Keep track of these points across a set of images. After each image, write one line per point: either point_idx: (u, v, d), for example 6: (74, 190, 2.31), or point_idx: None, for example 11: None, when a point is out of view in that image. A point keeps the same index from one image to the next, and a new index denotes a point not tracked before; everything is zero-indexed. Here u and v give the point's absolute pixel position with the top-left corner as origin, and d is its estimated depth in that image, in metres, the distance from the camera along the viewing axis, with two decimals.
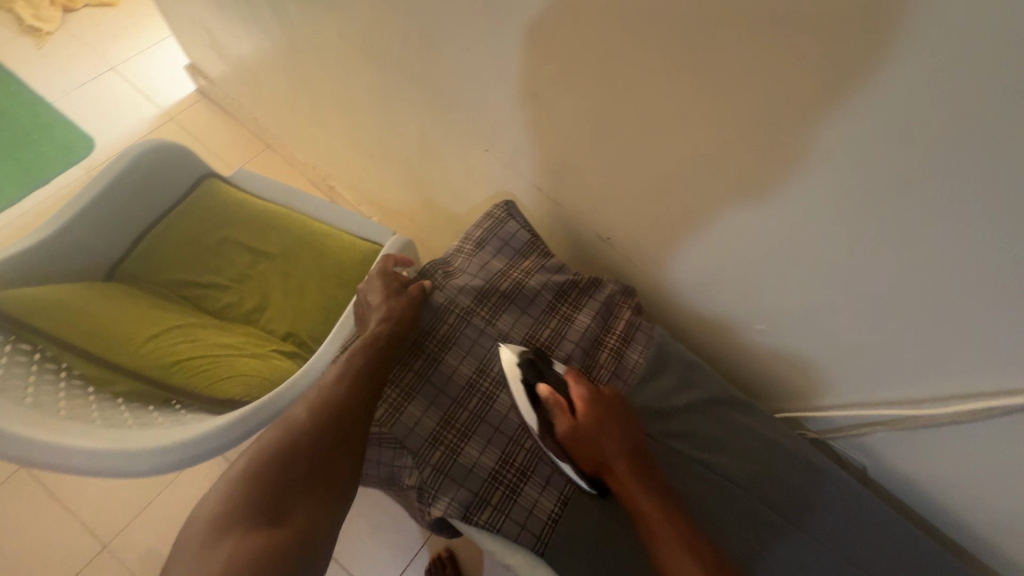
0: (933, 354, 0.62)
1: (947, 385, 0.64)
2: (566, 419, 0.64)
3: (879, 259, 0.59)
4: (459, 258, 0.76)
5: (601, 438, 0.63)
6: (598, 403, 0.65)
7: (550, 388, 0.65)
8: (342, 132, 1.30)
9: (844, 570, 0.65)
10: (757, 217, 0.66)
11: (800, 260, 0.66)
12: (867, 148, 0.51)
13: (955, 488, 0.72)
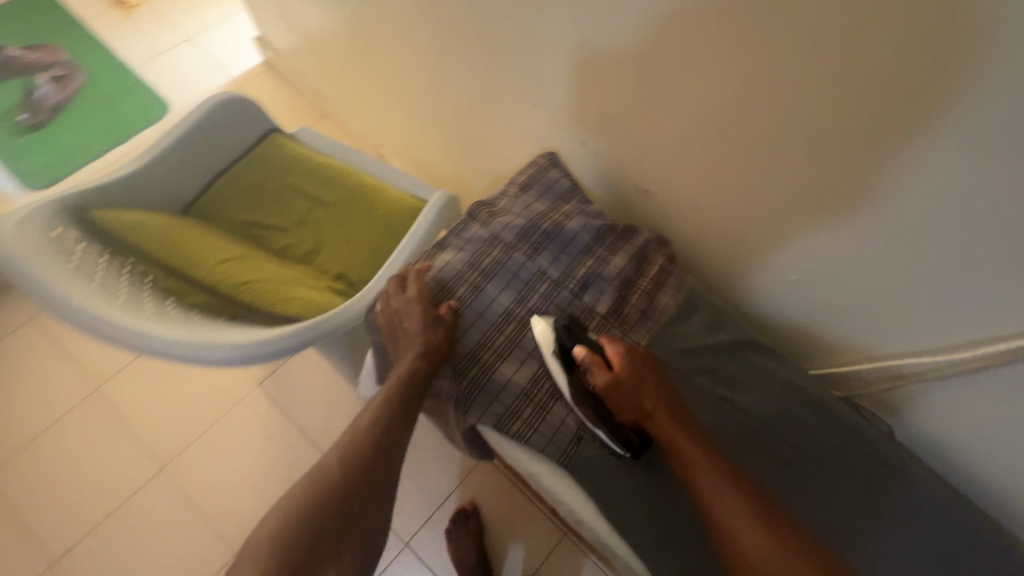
0: (969, 293, 0.65)
1: (975, 331, 0.67)
2: (604, 374, 0.66)
3: (917, 196, 0.62)
4: (504, 200, 0.81)
5: (639, 392, 0.65)
6: (634, 358, 0.67)
7: (585, 349, 0.67)
8: (396, 99, 1.38)
9: (851, 505, 0.69)
10: (798, 159, 0.69)
11: (837, 204, 0.69)
12: (913, 76, 0.55)
13: (983, 434, 0.74)
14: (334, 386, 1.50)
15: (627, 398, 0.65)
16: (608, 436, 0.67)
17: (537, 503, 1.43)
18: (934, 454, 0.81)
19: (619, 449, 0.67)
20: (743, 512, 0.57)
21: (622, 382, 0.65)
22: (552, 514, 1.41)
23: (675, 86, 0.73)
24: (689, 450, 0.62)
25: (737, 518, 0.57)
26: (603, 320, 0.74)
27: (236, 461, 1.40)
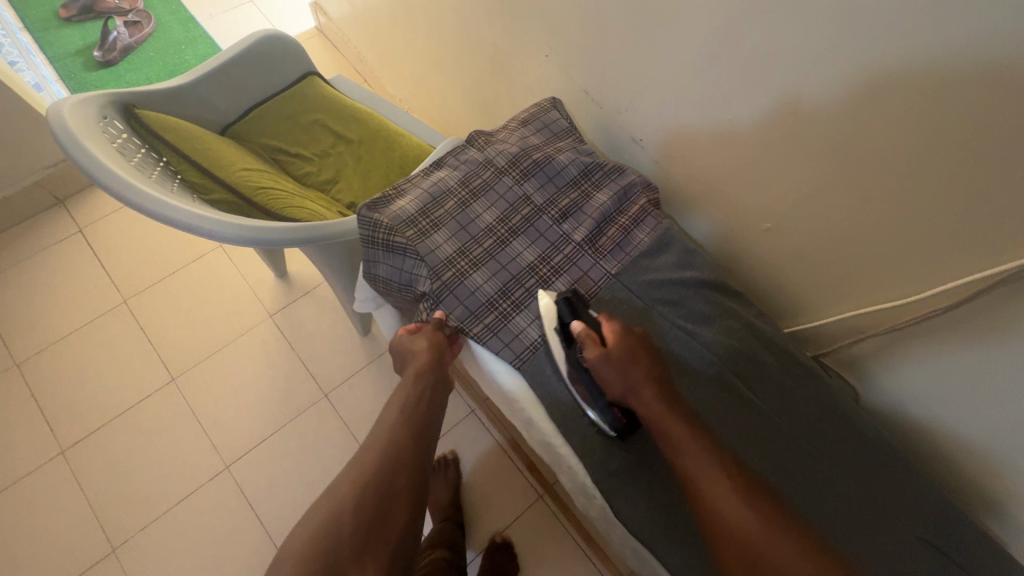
0: (922, 235, 0.66)
1: (939, 276, 0.67)
2: (597, 348, 0.65)
3: (872, 133, 0.64)
4: (504, 132, 0.87)
5: (625, 371, 0.64)
6: (629, 336, 0.67)
7: (582, 325, 0.67)
8: (427, 58, 1.46)
9: (800, 445, 0.70)
10: (771, 99, 0.72)
11: (807, 146, 0.72)
12: (861, 6, 0.58)
13: (942, 393, 0.73)
14: (339, 326, 1.59)
15: (613, 369, 0.64)
16: (598, 414, 0.67)
17: (516, 461, 1.47)
18: (899, 419, 0.80)
19: (607, 429, 0.67)
20: (736, 497, 0.55)
21: (609, 358, 0.64)
22: (530, 474, 1.44)
23: (663, 26, 0.78)
24: (680, 436, 0.59)
25: (726, 504, 0.54)
26: (578, 247, 0.78)
27: (240, 382, 1.49)
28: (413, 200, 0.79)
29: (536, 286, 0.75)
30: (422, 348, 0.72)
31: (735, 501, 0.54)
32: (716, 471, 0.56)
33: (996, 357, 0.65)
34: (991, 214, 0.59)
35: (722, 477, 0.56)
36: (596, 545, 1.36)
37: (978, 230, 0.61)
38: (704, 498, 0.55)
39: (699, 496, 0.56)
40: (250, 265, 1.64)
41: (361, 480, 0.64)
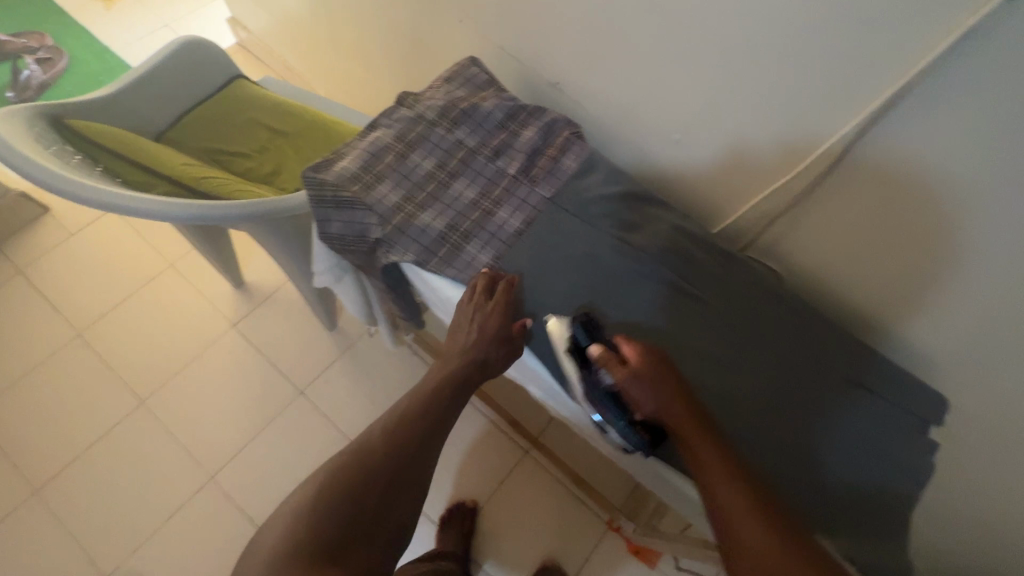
0: (795, 112, 0.76)
1: (817, 145, 0.76)
2: (621, 369, 0.65)
3: (739, 27, 0.74)
4: (431, 90, 0.93)
5: (654, 388, 0.64)
6: (652, 354, 0.66)
7: (601, 348, 0.68)
8: (351, 53, 1.51)
9: (738, 321, 0.78)
10: (654, 16, 0.81)
11: (691, 55, 0.81)
12: None
13: (842, 258, 0.83)
14: (305, 325, 1.60)
15: (642, 391, 0.65)
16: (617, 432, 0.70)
17: (500, 423, 1.51)
18: (818, 290, 0.90)
19: (628, 445, 0.70)
20: (755, 525, 0.54)
21: (635, 377, 0.65)
22: (514, 434, 1.49)
23: None
24: (705, 455, 0.59)
25: (743, 530, 0.54)
26: (513, 178, 0.84)
27: (214, 393, 1.50)
28: (354, 160, 0.84)
29: (482, 219, 0.81)
30: (493, 311, 0.73)
31: (753, 532, 0.53)
32: (740, 495, 0.56)
33: (873, 210, 0.75)
34: (844, 78, 0.69)
35: (743, 502, 0.56)
36: (588, 487, 1.42)
37: (837, 96, 0.70)
38: (727, 523, 0.55)
39: (723, 520, 0.56)
40: (204, 278, 1.64)
41: (346, 486, 0.67)
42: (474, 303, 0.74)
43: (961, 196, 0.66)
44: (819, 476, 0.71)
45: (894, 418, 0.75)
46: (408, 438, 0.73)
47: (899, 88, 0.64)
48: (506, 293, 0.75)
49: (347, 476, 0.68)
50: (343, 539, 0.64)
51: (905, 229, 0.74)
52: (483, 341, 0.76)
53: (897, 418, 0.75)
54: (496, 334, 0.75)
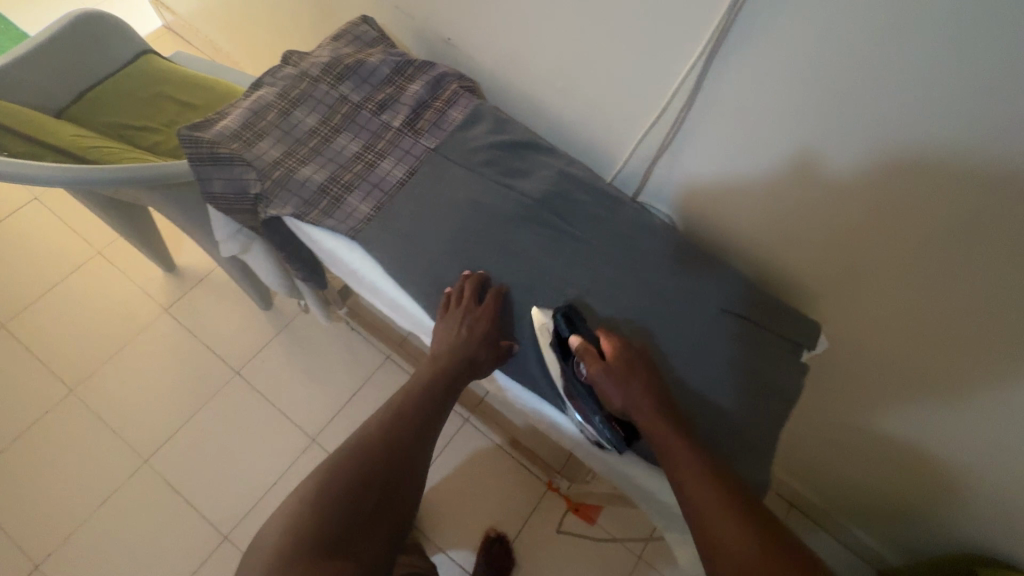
0: (645, 50, 0.75)
1: (671, 82, 0.76)
2: (596, 362, 0.66)
3: None
4: (319, 49, 0.92)
5: (626, 386, 0.64)
6: (628, 351, 0.67)
7: (581, 340, 0.68)
8: (267, 26, 1.47)
9: (619, 260, 0.79)
10: None
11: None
12: None
13: (721, 196, 0.85)
14: (239, 307, 1.58)
15: (616, 386, 0.64)
16: (592, 429, 0.70)
17: (513, 453, 1.47)
18: (709, 231, 0.91)
19: (602, 441, 0.70)
20: (732, 521, 0.53)
21: (609, 375, 0.65)
22: (524, 458, 1.45)
23: None
24: (676, 451, 0.59)
25: (721, 528, 0.53)
26: (398, 131, 0.84)
27: (145, 378, 1.48)
28: (234, 118, 0.83)
29: (364, 171, 0.81)
30: (482, 317, 0.72)
31: (731, 528, 0.53)
32: (716, 492, 0.55)
33: (738, 140, 0.76)
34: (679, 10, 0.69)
35: (714, 498, 0.55)
36: (580, 510, 1.40)
37: (679, 30, 0.70)
38: (706, 521, 0.54)
39: (701, 520, 0.55)
40: (134, 264, 1.61)
41: (342, 487, 0.64)
42: (462, 308, 0.73)
43: (838, 107, 0.64)
44: (700, 404, 0.72)
45: (767, 344, 0.77)
46: (402, 445, 0.69)
47: (730, 11, 0.65)
48: (494, 299, 0.74)
49: (343, 479, 0.65)
50: (337, 541, 0.62)
51: (778, 157, 0.74)
52: (470, 346, 0.72)
53: (773, 344, 0.77)
54: (484, 338, 0.73)
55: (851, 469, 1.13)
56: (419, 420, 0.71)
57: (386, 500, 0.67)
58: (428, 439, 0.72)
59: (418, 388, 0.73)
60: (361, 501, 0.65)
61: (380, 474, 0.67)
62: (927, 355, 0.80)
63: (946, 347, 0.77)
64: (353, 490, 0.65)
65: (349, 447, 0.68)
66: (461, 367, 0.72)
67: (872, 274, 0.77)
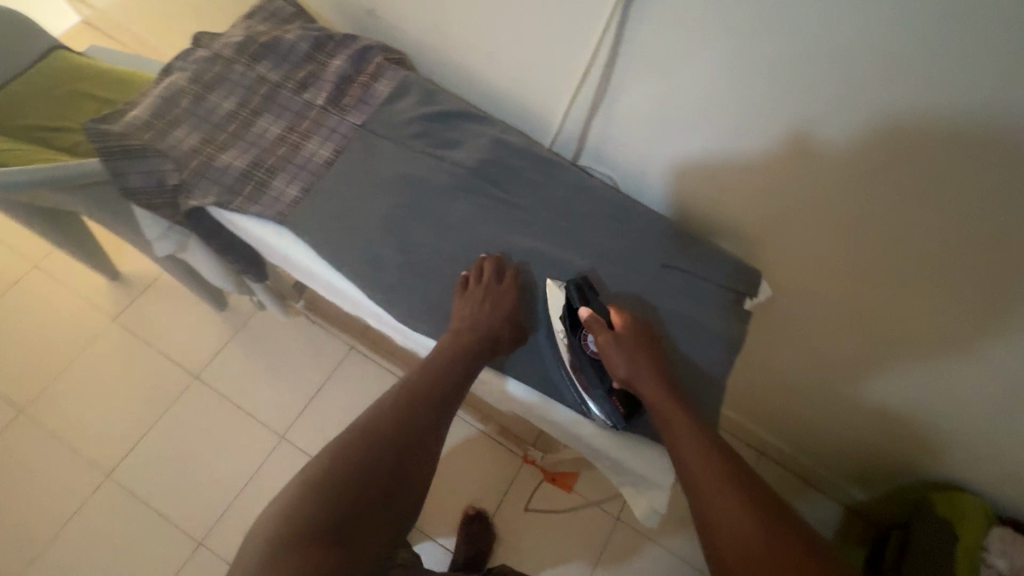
0: (563, 8, 0.74)
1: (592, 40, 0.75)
2: (602, 332, 0.67)
3: None
4: (234, 30, 0.88)
5: (630, 357, 0.66)
6: (636, 327, 0.69)
7: (591, 312, 0.69)
8: (186, 13, 1.39)
9: (558, 225, 0.79)
10: None
11: None
12: None
13: (657, 154, 0.85)
14: (193, 310, 1.53)
15: (622, 357, 0.66)
16: (595, 405, 0.70)
17: (494, 436, 1.46)
18: (650, 189, 0.92)
19: (601, 418, 0.70)
20: (729, 500, 0.52)
21: (613, 345, 0.66)
22: (503, 439, 1.45)
23: None
24: (675, 424, 0.60)
25: (716, 505, 0.52)
26: (322, 109, 0.81)
27: (100, 392, 1.43)
28: (146, 108, 0.80)
29: (288, 153, 0.78)
30: (506, 292, 0.72)
31: (727, 507, 0.52)
32: (712, 468, 0.55)
33: (663, 91, 0.75)
34: None
35: (717, 470, 0.55)
36: (558, 481, 1.41)
37: None
38: (703, 495, 0.54)
39: (697, 493, 0.55)
40: (76, 276, 1.54)
41: (348, 473, 0.56)
42: (486, 282, 0.72)
43: (775, 46, 0.62)
44: None
45: (706, 293, 0.77)
46: (415, 425, 0.62)
47: None
48: (516, 277, 0.74)
49: (349, 465, 0.56)
50: (339, 533, 0.52)
51: (714, 106, 0.73)
52: (492, 319, 0.70)
53: (720, 295, 0.77)
54: (506, 315, 0.71)
55: (810, 411, 1.16)
56: (438, 396, 0.65)
57: (401, 486, 0.58)
58: (443, 419, 0.64)
59: (434, 363, 0.67)
60: (371, 485, 0.56)
61: (388, 454, 0.58)
62: (863, 288, 0.82)
63: (878, 280, 0.79)
64: (363, 471, 0.56)
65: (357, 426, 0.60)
66: (485, 342, 0.69)
67: (804, 213, 0.78)
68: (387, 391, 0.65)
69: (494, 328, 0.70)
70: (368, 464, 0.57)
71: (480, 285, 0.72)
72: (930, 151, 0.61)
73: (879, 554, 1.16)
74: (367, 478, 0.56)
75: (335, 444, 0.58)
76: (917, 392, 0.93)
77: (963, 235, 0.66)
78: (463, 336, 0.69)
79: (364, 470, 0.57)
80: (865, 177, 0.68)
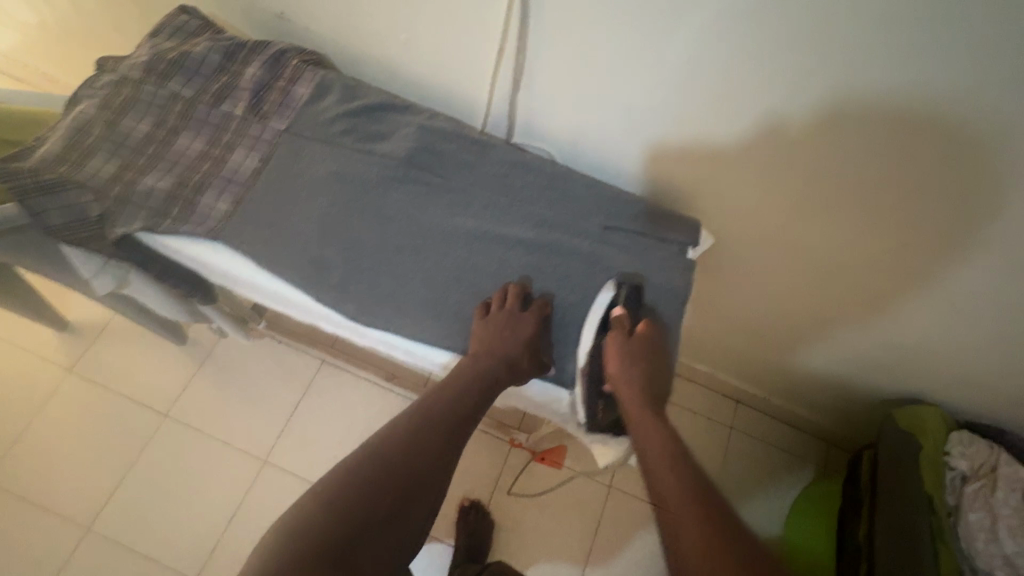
0: None
1: (499, 17, 0.75)
2: (619, 338, 0.70)
3: None
4: (139, 50, 0.85)
5: (629, 368, 0.69)
6: (653, 347, 0.71)
7: (619, 317, 0.72)
8: (93, 42, 1.33)
9: (496, 201, 0.79)
10: None
11: None
12: None
13: (585, 120, 0.86)
14: (153, 349, 1.48)
15: (621, 366, 0.69)
16: (579, 405, 0.74)
17: (485, 429, 1.46)
18: (585, 155, 0.93)
19: (581, 418, 0.74)
20: (694, 524, 0.52)
21: (617, 353, 0.69)
22: (493, 429, 1.45)
23: None
24: (648, 435, 0.63)
25: (679, 527, 0.52)
26: (242, 119, 0.80)
27: (66, 446, 1.38)
28: (55, 141, 0.77)
29: (213, 167, 0.77)
30: (530, 322, 0.71)
31: (688, 530, 0.52)
32: (680, 489, 0.55)
33: (578, 59, 0.76)
34: None
35: (682, 492, 0.55)
36: (549, 460, 1.43)
37: None
38: (667, 514, 0.54)
39: (663, 510, 0.55)
40: (22, 332, 1.48)
41: (356, 495, 0.54)
42: (510, 310, 0.71)
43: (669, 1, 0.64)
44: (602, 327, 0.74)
45: (649, 248, 0.79)
46: (430, 446, 0.61)
47: None
48: (543, 310, 0.73)
49: (355, 486, 0.55)
50: (348, 550, 0.50)
51: (624, 68, 0.75)
52: (512, 347, 0.69)
53: (662, 249, 0.79)
54: (527, 344, 0.70)
55: (771, 352, 1.20)
56: (451, 424, 0.64)
57: (416, 504, 0.57)
58: (456, 445, 0.63)
59: (451, 388, 0.67)
60: (385, 504, 0.55)
61: (401, 473, 0.58)
62: (796, 222, 0.85)
63: (808, 213, 0.82)
64: (376, 488, 0.55)
65: (373, 444, 0.60)
66: (502, 369, 0.69)
67: (729, 159, 0.81)
68: (402, 414, 0.64)
69: (512, 357, 0.69)
70: (379, 481, 0.56)
71: (506, 314, 0.71)
72: (828, 83, 0.64)
73: (853, 475, 1.21)
74: (381, 495, 0.55)
75: (346, 463, 0.57)
76: (863, 316, 0.97)
77: (872, 155, 0.69)
78: (480, 363, 0.69)
79: (378, 487, 0.56)
80: (776, 116, 0.71)
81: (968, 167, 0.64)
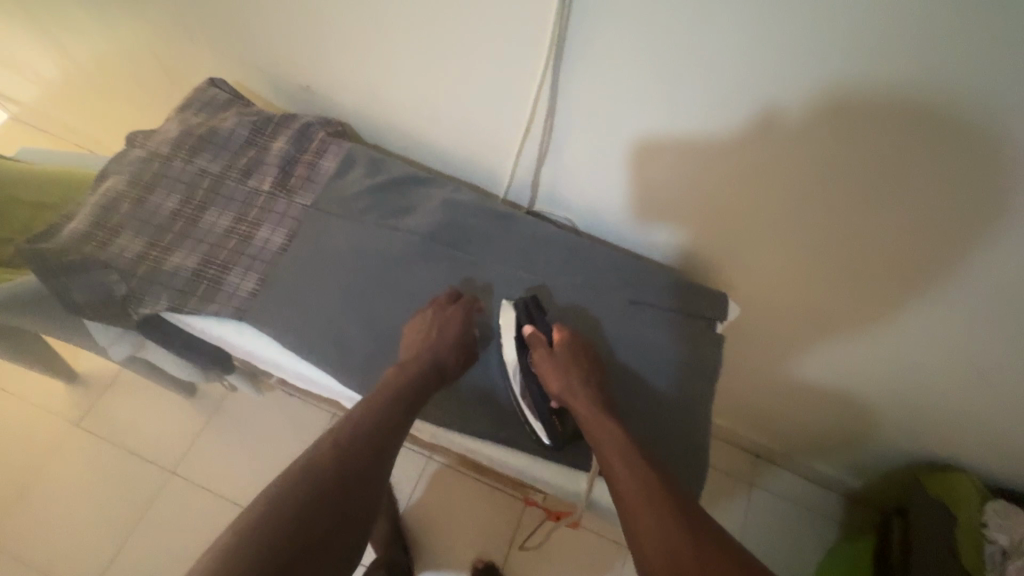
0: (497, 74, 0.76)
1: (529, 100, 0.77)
2: (543, 351, 0.70)
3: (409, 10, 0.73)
4: (168, 124, 0.86)
5: (565, 374, 0.68)
6: (575, 344, 0.72)
7: (531, 330, 0.73)
8: (120, 101, 1.35)
9: (521, 276, 0.79)
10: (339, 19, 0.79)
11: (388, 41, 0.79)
12: None
13: (607, 191, 0.87)
14: (162, 403, 1.46)
15: (557, 375, 0.69)
16: (539, 428, 0.71)
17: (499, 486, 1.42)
18: (606, 223, 0.94)
19: (546, 440, 0.71)
20: (656, 519, 0.53)
21: (548, 366, 0.69)
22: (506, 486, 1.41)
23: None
24: (603, 435, 0.63)
25: (642, 522, 0.54)
26: (269, 195, 0.80)
27: (70, 504, 1.34)
28: (84, 218, 0.77)
29: (240, 244, 0.77)
30: (454, 318, 0.72)
31: (653, 524, 0.53)
32: (643, 484, 0.56)
33: (605, 136, 0.78)
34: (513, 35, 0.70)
35: (640, 489, 0.56)
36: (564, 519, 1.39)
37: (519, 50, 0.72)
38: (629, 514, 0.55)
39: (626, 508, 0.56)
40: (33, 385, 1.46)
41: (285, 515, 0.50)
42: (438, 311, 0.73)
43: (696, 91, 0.66)
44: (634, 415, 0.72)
45: (676, 325, 0.77)
46: (362, 453, 0.58)
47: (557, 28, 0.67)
48: (468, 306, 0.74)
49: (286, 508, 0.51)
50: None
51: (650, 145, 0.76)
52: (436, 347, 0.70)
53: (689, 328, 0.78)
54: (451, 344, 0.70)
55: (792, 411, 1.18)
56: (383, 427, 0.62)
57: (349, 520, 0.54)
58: (387, 451, 0.61)
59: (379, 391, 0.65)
60: (314, 523, 0.51)
61: (333, 486, 0.54)
62: (822, 292, 0.84)
63: (833, 283, 0.82)
64: (304, 509, 0.51)
65: (302, 459, 0.56)
66: (430, 369, 0.69)
67: (754, 230, 0.81)
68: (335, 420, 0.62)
69: (439, 357, 0.70)
70: (311, 500, 0.52)
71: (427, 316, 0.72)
72: (856, 167, 0.65)
73: (885, 542, 1.16)
74: (311, 516, 0.51)
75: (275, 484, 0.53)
76: (889, 381, 0.96)
77: (898, 231, 0.70)
78: (404, 364, 0.68)
79: (308, 504, 0.52)
80: (803, 195, 0.72)
81: (986, 243, 0.65)
